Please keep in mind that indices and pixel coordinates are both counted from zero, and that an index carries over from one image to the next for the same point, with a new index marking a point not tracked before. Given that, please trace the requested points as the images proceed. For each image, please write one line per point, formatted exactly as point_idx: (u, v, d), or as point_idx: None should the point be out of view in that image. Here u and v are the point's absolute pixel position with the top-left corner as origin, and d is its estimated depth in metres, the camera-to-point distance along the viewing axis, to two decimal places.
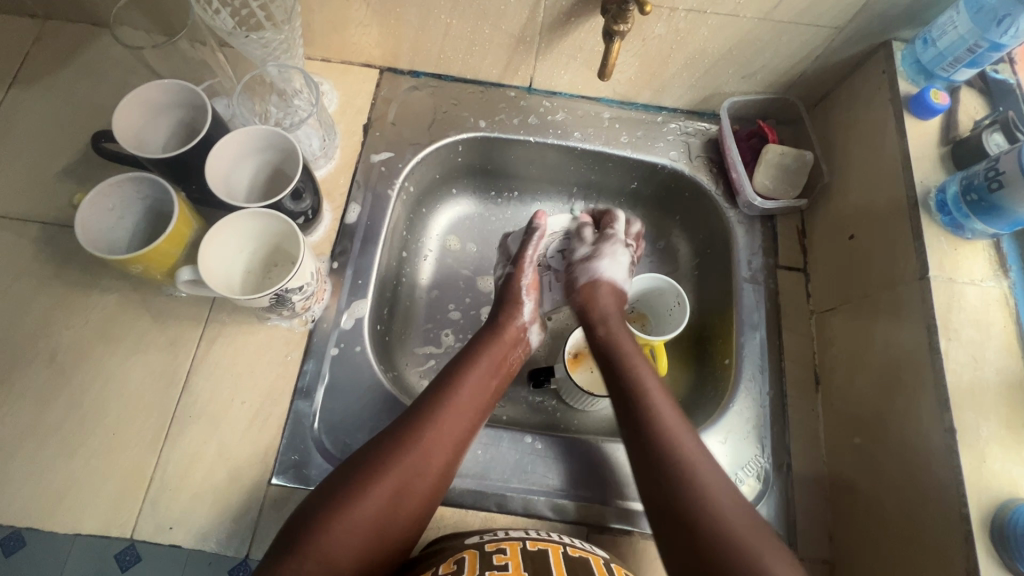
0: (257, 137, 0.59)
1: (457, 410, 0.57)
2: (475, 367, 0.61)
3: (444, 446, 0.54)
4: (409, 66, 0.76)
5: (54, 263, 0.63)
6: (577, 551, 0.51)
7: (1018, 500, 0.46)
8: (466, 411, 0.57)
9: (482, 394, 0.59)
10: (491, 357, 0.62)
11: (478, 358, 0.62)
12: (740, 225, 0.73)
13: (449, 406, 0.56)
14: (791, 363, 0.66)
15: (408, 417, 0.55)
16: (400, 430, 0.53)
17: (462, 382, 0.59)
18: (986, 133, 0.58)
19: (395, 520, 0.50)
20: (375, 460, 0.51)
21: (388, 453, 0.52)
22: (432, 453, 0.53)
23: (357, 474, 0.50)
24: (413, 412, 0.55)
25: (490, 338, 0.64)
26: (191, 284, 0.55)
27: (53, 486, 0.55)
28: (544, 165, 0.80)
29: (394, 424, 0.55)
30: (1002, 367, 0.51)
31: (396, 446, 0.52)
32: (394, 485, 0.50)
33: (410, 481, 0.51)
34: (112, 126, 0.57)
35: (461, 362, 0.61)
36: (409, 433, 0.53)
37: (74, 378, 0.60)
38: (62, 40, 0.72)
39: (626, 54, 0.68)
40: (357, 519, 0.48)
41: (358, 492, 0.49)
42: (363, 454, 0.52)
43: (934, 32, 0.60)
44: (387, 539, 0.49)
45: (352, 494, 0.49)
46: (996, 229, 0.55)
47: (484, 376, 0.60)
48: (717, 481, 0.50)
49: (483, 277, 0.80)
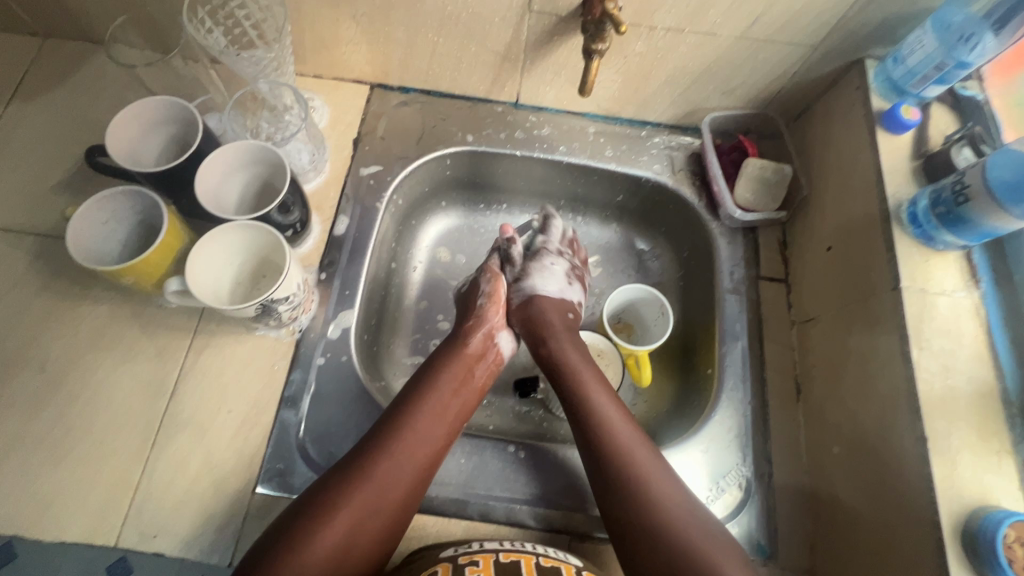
0: (246, 151, 0.61)
1: (420, 439, 0.56)
2: (435, 395, 0.59)
3: (401, 482, 0.53)
4: (399, 82, 0.78)
5: (46, 274, 0.64)
6: (548, 560, 0.51)
7: (990, 508, 0.47)
8: (430, 440, 0.56)
9: (444, 422, 0.58)
10: (450, 380, 0.62)
11: (441, 383, 0.61)
12: (723, 237, 0.74)
13: (408, 435, 0.55)
14: (772, 373, 0.67)
15: (366, 449, 0.54)
16: (361, 463, 0.53)
17: (420, 410, 0.58)
18: (955, 148, 0.59)
19: (354, 555, 0.49)
20: (331, 498, 0.50)
21: (346, 488, 0.51)
22: (393, 485, 0.53)
23: (315, 510, 0.49)
24: (371, 442, 0.55)
25: (451, 360, 0.64)
26: (180, 295, 0.56)
27: (40, 494, 0.56)
28: (532, 178, 0.81)
29: (352, 456, 0.54)
30: (973, 375, 0.52)
31: (355, 481, 0.51)
32: (355, 518, 0.50)
33: (369, 517, 0.50)
34: (105, 141, 0.58)
35: (424, 386, 0.60)
36: (370, 465, 0.53)
37: (63, 386, 0.60)
38: (61, 57, 0.74)
39: (609, 71, 0.70)
40: (312, 560, 0.47)
41: (318, 528, 0.48)
42: (316, 494, 0.51)
43: (903, 51, 0.62)
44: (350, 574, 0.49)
45: (302, 536, 0.47)
46: (966, 241, 0.56)
47: (447, 403, 0.60)
48: (669, 495, 0.54)
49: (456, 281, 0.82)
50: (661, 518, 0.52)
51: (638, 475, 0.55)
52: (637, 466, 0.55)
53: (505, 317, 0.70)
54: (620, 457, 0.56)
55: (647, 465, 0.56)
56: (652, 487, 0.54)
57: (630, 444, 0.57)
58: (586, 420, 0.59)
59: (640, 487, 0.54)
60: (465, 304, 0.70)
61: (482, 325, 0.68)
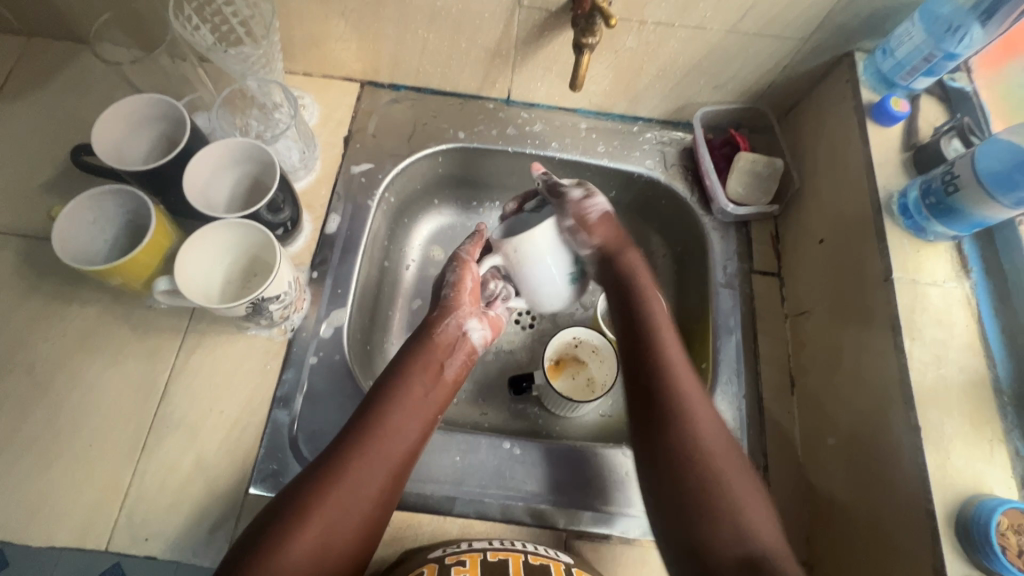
0: (234, 149, 0.60)
1: (390, 437, 0.54)
2: (406, 390, 0.58)
3: (372, 482, 0.52)
4: (389, 79, 0.77)
5: (33, 276, 0.64)
6: (537, 558, 0.51)
7: (983, 496, 0.47)
8: (402, 437, 0.55)
9: (416, 417, 0.57)
10: (422, 373, 0.60)
11: (409, 379, 0.59)
12: (715, 231, 0.74)
13: (379, 433, 0.54)
14: (767, 366, 0.67)
15: (335, 450, 0.53)
16: (328, 468, 0.51)
17: (391, 407, 0.56)
18: (945, 139, 0.60)
19: (329, 560, 0.48)
20: (301, 500, 0.49)
21: (312, 495, 0.49)
22: (364, 487, 0.51)
23: (285, 515, 0.48)
24: (341, 443, 0.53)
25: (420, 353, 0.61)
26: (168, 294, 0.56)
27: (28, 498, 0.55)
28: (524, 174, 0.81)
29: (319, 461, 0.52)
30: (965, 365, 0.53)
31: (325, 483, 0.50)
32: (324, 525, 0.48)
33: (342, 517, 0.49)
34: (91, 140, 0.58)
35: (392, 383, 0.58)
36: (339, 467, 0.51)
37: (51, 389, 0.60)
38: (45, 57, 0.73)
39: (600, 66, 0.70)
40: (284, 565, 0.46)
41: (287, 537, 0.47)
42: (287, 497, 0.50)
43: (892, 43, 0.62)
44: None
45: (274, 542, 0.46)
46: (956, 232, 0.56)
47: (418, 396, 0.58)
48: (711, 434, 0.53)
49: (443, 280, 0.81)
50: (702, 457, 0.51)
51: (694, 424, 0.53)
52: (692, 412, 0.54)
53: (476, 304, 0.66)
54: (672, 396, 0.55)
55: (693, 402, 0.55)
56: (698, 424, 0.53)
57: (682, 377, 0.56)
58: (648, 369, 0.57)
59: (684, 424, 0.53)
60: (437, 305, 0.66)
61: (449, 319, 0.64)
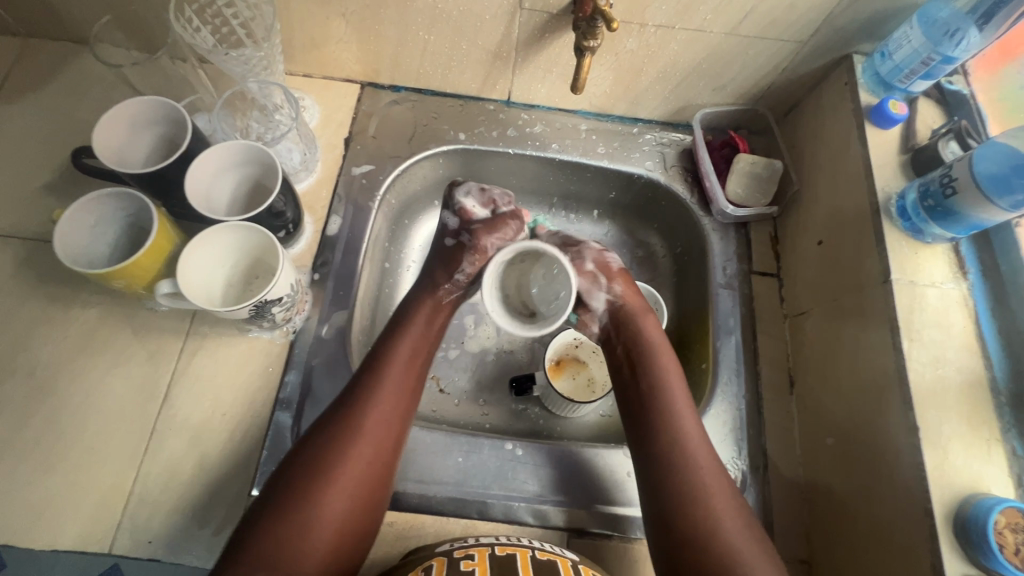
0: (237, 152, 0.61)
1: (391, 397, 0.56)
2: (399, 353, 0.59)
3: (378, 442, 0.53)
4: (389, 80, 0.77)
5: (33, 278, 0.63)
6: (544, 554, 0.51)
7: (980, 495, 0.48)
8: (398, 399, 0.57)
9: (411, 377, 0.59)
10: (413, 338, 0.61)
11: (398, 348, 0.59)
12: (715, 232, 0.75)
13: (380, 394, 0.56)
14: (766, 366, 0.68)
15: (336, 414, 0.54)
16: (336, 431, 0.53)
17: (386, 370, 0.57)
18: (942, 141, 0.60)
19: (354, 518, 0.50)
20: (313, 464, 0.50)
21: (327, 457, 0.51)
22: (373, 442, 0.53)
23: (299, 476, 0.50)
24: (341, 407, 0.54)
25: (416, 310, 0.64)
26: (171, 297, 0.56)
27: (30, 501, 0.55)
28: (524, 176, 0.81)
29: (323, 427, 0.53)
30: (963, 365, 0.53)
31: (333, 447, 0.52)
32: (345, 484, 0.50)
33: (357, 477, 0.51)
34: (92, 142, 0.57)
35: (386, 347, 0.59)
36: (343, 432, 0.53)
37: (53, 392, 0.59)
38: (44, 58, 0.73)
39: (600, 68, 0.71)
40: (309, 522, 0.48)
41: (310, 499, 0.49)
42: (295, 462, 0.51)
43: (890, 46, 0.62)
44: (352, 534, 0.50)
45: (293, 503, 0.48)
46: (953, 234, 0.57)
47: (411, 358, 0.60)
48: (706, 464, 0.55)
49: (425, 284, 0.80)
50: (699, 487, 0.53)
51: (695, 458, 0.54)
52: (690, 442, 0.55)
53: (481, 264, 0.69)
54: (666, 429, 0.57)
55: (691, 433, 0.56)
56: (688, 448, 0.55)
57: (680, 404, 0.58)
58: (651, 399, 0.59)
59: (684, 459, 0.54)
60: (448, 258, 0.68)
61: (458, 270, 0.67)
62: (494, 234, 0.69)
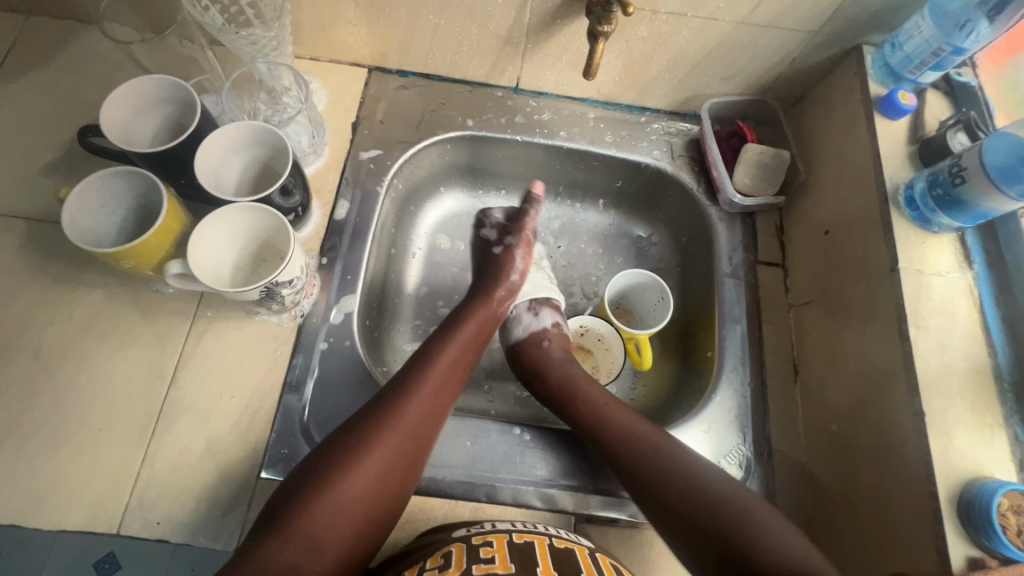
0: (247, 133, 0.60)
1: (438, 385, 0.57)
2: (451, 346, 0.61)
3: (426, 422, 0.55)
4: (397, 65, 0.77)
5: (38, 259, 0.63)
6: (562, 542, 0.52)
7: (984, 478, 0.49)
8: (446, 387, 0.58)
9: (461, 366, 0.61)
10: (469, 331, 0.63)
11: (457, 337, 0.62)
12: (721, 222, 0.75)
13: (432, 378, 0.57)
14: (771, 354, 0.69)
15: (387, 394, 0.55)
16: (385, 407, 0.54)
17: (437, 357, 0.59)
18: (951, 133, 0.61)
19: (384, 493, 0.51)
20: (362, 434, 0.52)
21: (370, 431, 0.52)
22: (419, 424, 0.54)
23: (348, 444, 0.51)
24: (393, 388, 0.56)
25: (469, 315, 0.65)
26: (180, 278, 0.55)
27: (37, 482, 0.55)
28: (530, 164, 0.81)
29: (372, 408, 0.54)
30: (967, 353, 0.54)
31: (381, 421, 0.53)
32: (382, 458, 0.51)
33: (400, 452, 0.52)
34: (100, 120, 0.57)
35: (438, 338, 0.62)
36: (392, 409, 0.54)
37: (58, 373, 0.59)
38: (46, 36, 0.72)
39: (611, 56, 0.71)
40: (349, 491, 0.49)
41: (350, 466, 0.49)
42: (345, 431, 0.52)
43: (901, 37, 0.63)
44: (381, 512, 0.50)
45: (336, 471, 0.49)
46: (960, 223, 0.57)
47: (465, 346, 0.62)
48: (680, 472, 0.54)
49: (440, 271, 0.81)
50: (682, 482, 0.53)
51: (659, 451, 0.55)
52: (648, 437, 0.57)
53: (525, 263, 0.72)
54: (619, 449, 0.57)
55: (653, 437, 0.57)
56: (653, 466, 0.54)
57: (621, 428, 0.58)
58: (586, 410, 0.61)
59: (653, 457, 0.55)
60: (491, 265, 0.71)
61: (511, 270, 0.70)
62: (524, 237, 0.73)
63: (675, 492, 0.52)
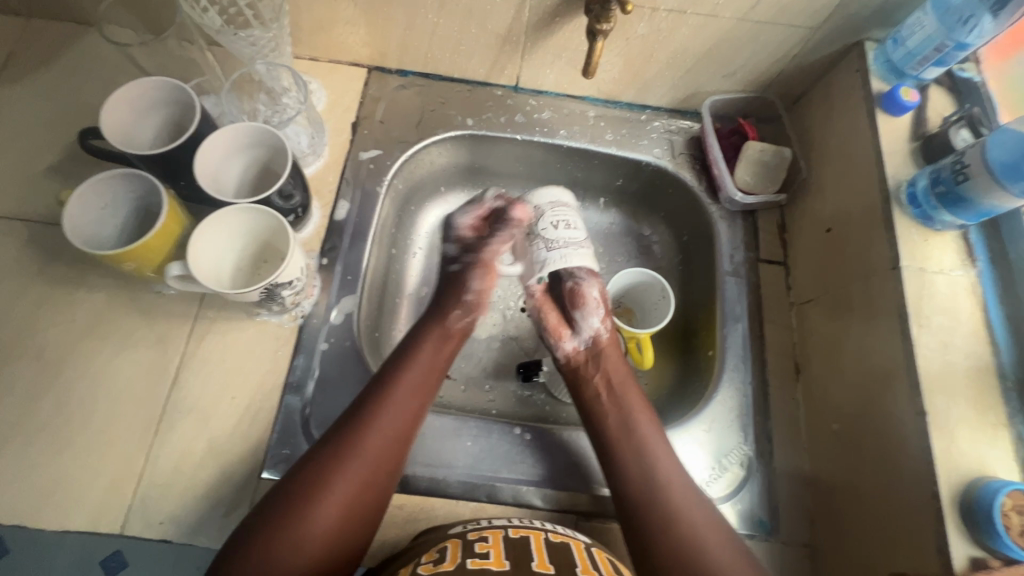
0: (246, 134, 0.60)
1: (398, 413, 0.55)
2: (409, 370, 0.58)
3: (385, 453, 0.53)
4: (397, 65, 0.77)
5: (40, 261, 0.63)
6: (557, 536, 0.52)
7: (987, 478, 0.48)
8: (407, 415, 0.55)
9: (423, 390, 0.58)
10: (429, 353, 0.61)
11: (415, 361, 0.59)
12: (723, 220, 0.75)
13: (390, 405, 0.55)
14: (773, 353, 0.68)
15: (344, 426, 0.53)
16: (341, 441, 0.52)
17: (396, 383, 0.57)
18: (954, 129, 0.60)
19: (346, 531, 0.49)
20: (318, 470, 0.50)
21: (327, 467, 0.50)
22: (379, 456, 0.52)
23: (303, 483, 0.49)
24: (351, 419, 0.53)
25: (426, 337, 0.62)
26: (181, 280, 0.55)
27: (40, 483, 0.55)
28: (531, 163, 0.81)
29: (344, 420, 0.54)
30: (970, 352, 0.54)
31: (338, 455, 0.51)
32: (341, 495, 0.49)
33: (360, 487, 0.50)
34: (100, 123, 0.57)
35: (397, 362, 0.59)
36: (347, 442, 0.52)
37: (61, 375, 0.59)
38: (46, 39, 0.72)
39: (610, 54, 0.70)
40: (308, 531, 0.47)
41: (307, 505, 0.48)
42: (299, 469, 0.50)
43: (904, 32, 0.62)
44: (358, 521, 0.50)
45: (294, 510, 0.47)
46: (964, 221, 0.57)
47: (425, 369, 0.59)
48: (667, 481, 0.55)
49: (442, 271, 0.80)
50: (677, 507, 0.53)
51: (662, 474, 0.55)
52: (652, 451, 0.57)
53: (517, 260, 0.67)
54: (627, 452, 0.57)
55: (656, 452, 0.57)
56: (659, 476, 0.55)
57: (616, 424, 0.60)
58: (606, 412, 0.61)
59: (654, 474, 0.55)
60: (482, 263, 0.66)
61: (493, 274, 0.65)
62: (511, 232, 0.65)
63: (660, 519, 0.52)
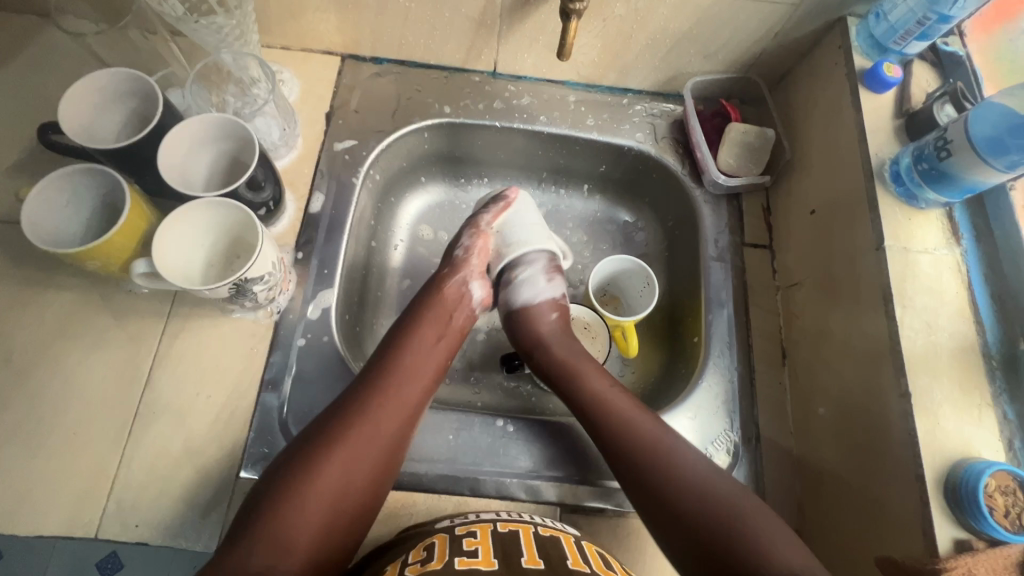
0: (210, 125, 0.58)
1: (405, 378, 0.56)
2: (417, 337, 0.60)
3: (392, 414, 0.54)
4: (371, 52, 0.75)
5: (5, 262, 0.61)
6: (547, 530, 0.51)
7: (971, 458, 0.48)
8: (414, 378, 0.57)
9: (431, 357, 0.59)
10: (434, 322, 0.62)
11: (421, 330, 0.61)
12: (706, 204, 0.73)
13: (398, 371, 0.57)
14: (759, 338, 0.67)
15: (353, 391, 0.54)
16: (348, 405, 0.53)
17: (404, 351, 0.58)
18: (937, 105, 0.59)
19: (352, 490, 0.49)
20: (327, 432, 0.51)
21: (334, 429, 0.51)
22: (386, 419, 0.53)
23: (312, 444, 0.50)
24: (360, 385, 0.55)
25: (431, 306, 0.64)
26: (148, 277, 0.54)
27: (10, 488, 0.54)
28: (512, 150, 0.79)
29: (355, 385, 0.55)
30: (955, 331, 0.53)
31: (345, 419, 0.52)
32: (346, 454, 0.50)
33: (365, 447, 0.51)
34: (58, 117, 0.55)
35: (405, 333, 0.61)
36: (355, 406, 0.53)
37: (29, 378, 0.58)
38: (5, 32, 0.70)
39: (588, 35, 0.68)
40: (315, 490, 0.48)
41: (314, 465, 0.49)
42: (310, 432, 0.51)
43: (886, 6, 0.61)
44: (362, 482, 0.50)
45: (301, 472, 0.48)
46: (948, 198, 0.56)
47: (432, 338, 0.61)
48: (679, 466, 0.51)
49: (423, 263, 0.79)
50: (675, 471, 0.51)
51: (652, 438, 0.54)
52: (634, 419, 0.55)
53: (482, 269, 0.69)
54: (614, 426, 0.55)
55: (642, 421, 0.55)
56: (648, 440, 0.53)
57: (628, 397, 0.56)
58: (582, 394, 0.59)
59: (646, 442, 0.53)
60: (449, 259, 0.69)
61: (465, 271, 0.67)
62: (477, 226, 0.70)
63: (662, 482, 0.51)
